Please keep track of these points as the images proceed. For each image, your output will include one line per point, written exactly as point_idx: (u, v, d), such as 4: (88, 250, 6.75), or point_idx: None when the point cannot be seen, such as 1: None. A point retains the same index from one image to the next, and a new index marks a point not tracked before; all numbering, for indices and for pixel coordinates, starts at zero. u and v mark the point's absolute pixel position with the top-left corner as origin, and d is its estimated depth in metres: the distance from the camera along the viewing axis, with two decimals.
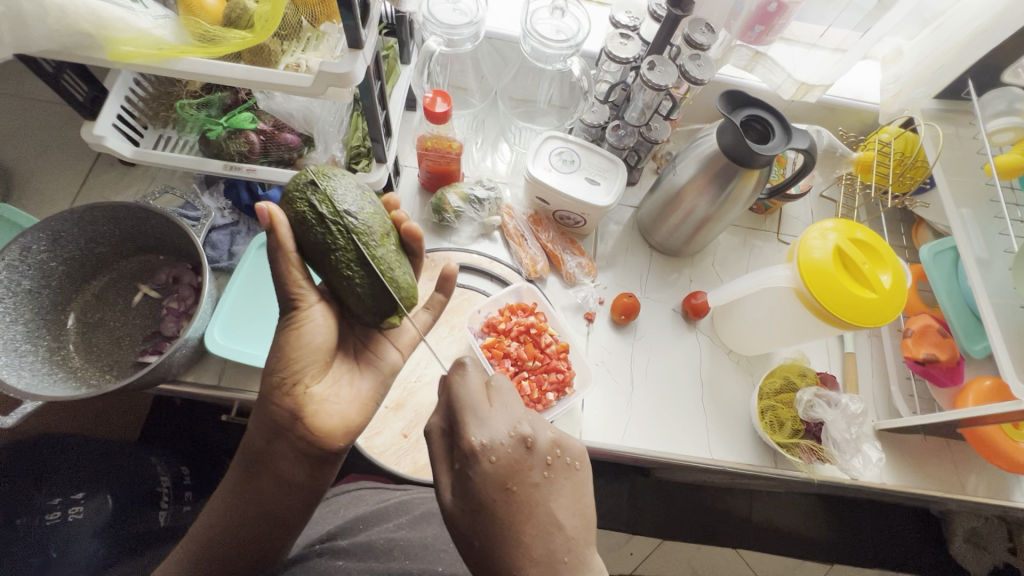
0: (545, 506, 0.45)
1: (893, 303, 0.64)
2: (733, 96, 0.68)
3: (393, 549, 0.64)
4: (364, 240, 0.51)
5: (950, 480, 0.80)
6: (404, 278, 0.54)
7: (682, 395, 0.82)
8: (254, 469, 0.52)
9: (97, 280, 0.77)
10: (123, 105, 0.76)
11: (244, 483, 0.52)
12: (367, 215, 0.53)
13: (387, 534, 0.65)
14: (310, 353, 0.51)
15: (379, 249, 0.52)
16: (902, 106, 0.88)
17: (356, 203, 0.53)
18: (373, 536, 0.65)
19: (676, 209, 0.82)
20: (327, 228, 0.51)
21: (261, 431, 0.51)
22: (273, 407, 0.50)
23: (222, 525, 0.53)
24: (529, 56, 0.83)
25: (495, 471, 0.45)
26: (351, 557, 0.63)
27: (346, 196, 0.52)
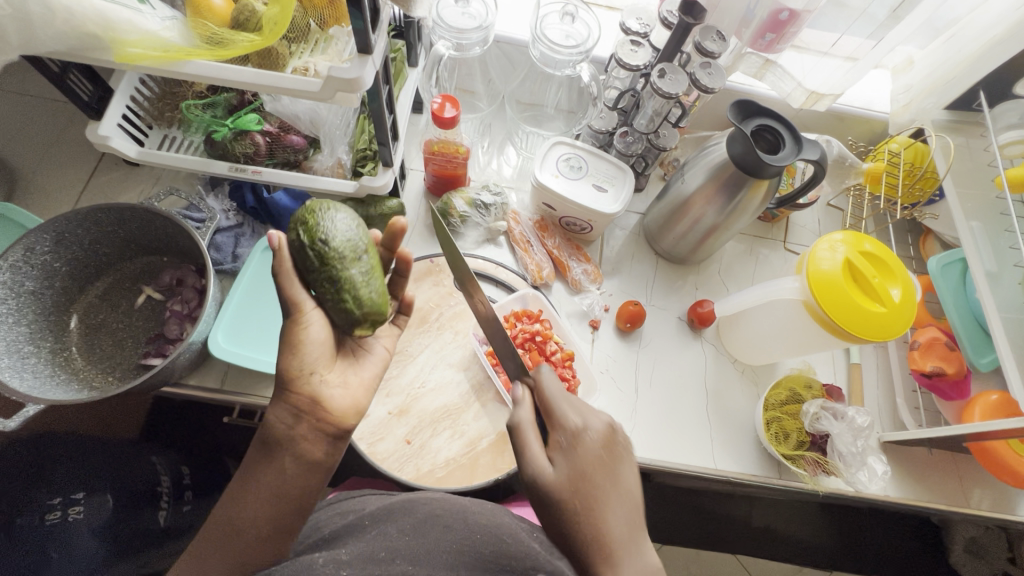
0: (626, 481, 0.51)
1: (902, 317, 0.64)
2: (744, 105, 0.68)
3: (397, 557, 0.53)
4: (333, 265, 0.51)
5: (955, 494, 0.80)
6: (369, 297, 0.52)
7: (686, 404, 0.81)
8: (272, 457, 0.49)
9: (99, 281, 0.77)
10: (129, 104, 0.75)
11: (259, 473, 0.49)
12: (345, 238, 0.52)
13: (391, 544, 0.54)
14: (316, 348, 0.51)
15: (348, 271, 0.51)
16: (912, 117, 0.87)
17: (336, 228, 0.52)
18: (374, 545, 0.54)
19: (682, 217, 0.82)
20: (307, 253, 0.51)
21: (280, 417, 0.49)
22: (293, 392, 0.49)
23: (235, 522, 0.48)
24: (538, 61, 0.82)
25: (587, 460, 0.50)
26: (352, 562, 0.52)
27: (331, 222, 0.52)
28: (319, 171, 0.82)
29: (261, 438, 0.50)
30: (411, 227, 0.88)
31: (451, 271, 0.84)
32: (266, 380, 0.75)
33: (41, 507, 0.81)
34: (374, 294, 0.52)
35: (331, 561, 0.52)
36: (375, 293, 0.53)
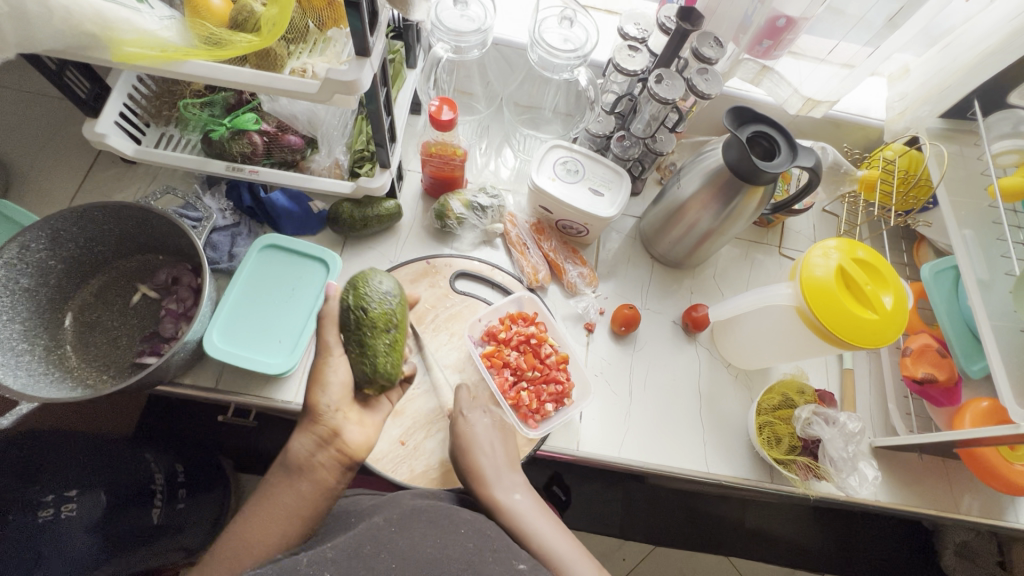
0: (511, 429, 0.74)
1: (894, 324, 0.64)
2: (740, 112, 0.68)
3: (383, 550, 0.47)
4: (364, 327, 0.56)
5: (945, 499, 0.80)
6: (387, 365, 0.56)
7: (680, 408, 0.82)
8: (294, 482, 0.52)
9: (95, 278, 0.77)
10: (126, 102, 0.75)
11: (278, 495, 0.51)
12: (383, 307, 0.57)
13: (375, 533, 0.49)
14: (338, 389, 0.56)
15: (375, 338, 0.56)
16: (907, 124, 0.88)
17: (378, 298, 0.58)
18: (358, 538, 0.48)
19: (678, 222, 0.82)
20: (350, 314, 0.57)
21: (304, 445, 0.53)
22: (316, 424, 0.54)
23: (249, 539, 0.49)
24: (536, 65, 0.82)
25: (474, 440, 0.68)
26: (337, 563, 0.45)
27: (377, 292, 0.58)
28: (317, 172, 0.82)
29: (282, 463, 0.53)
30: (407, 228, 0.88)
31: (447, 272, 0.84)
32: (262, 380, 0.75)
33: (31, 503, 0.77)
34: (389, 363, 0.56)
35: (316, 561, 0.45)
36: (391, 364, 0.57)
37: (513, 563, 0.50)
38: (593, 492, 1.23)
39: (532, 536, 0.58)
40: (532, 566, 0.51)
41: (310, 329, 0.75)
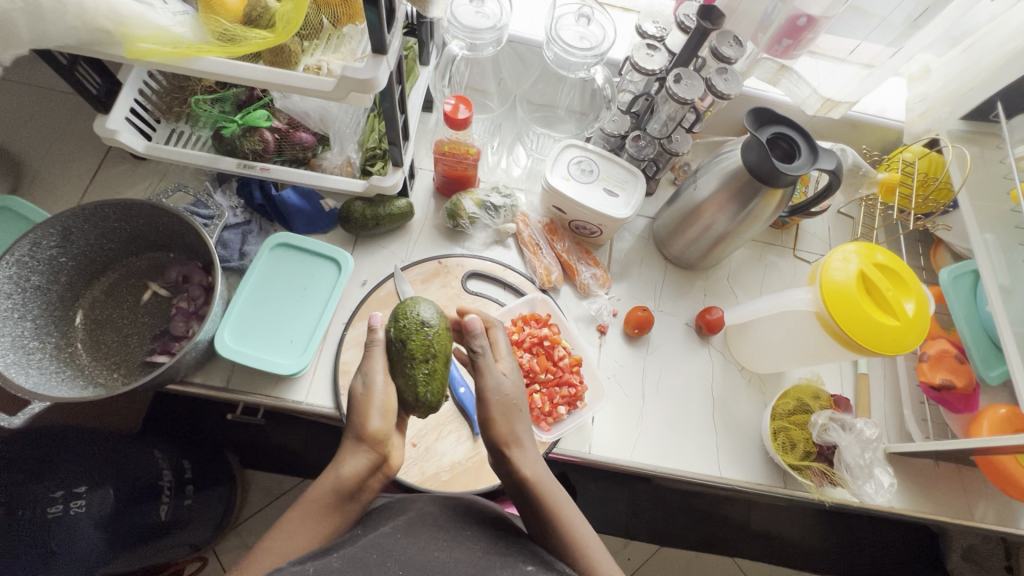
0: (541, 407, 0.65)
1: (915, 330, 0.63)
2: (760, 113, 0.67)
3: (390, 559, 0.46)
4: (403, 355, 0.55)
5: (959, 506, 0.79)
6: (428, 394, 0.54)
7: (693, 412, 0.81)
8: (343, 505, 0.51)
9: (105, 276, 0.76)
10: (137, 98, 0.74)
11: (326, 518, 0.50)
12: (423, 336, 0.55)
13: (379, 542, 0.48)
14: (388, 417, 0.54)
15: (417, 370, 0.54)
16: (928, 126, 0.87)
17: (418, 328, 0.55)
18: (363, 546, 0.47)
19: (693, 223, 0.81)
20: (395, 343, 0.55)
21: (358, 468, 0.51)
22: (372, 447, 0.52)
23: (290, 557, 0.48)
24: (552, 63, 0.81)
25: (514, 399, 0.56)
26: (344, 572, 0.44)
27: (417, 320, 0.56)
28: (329, 169, 0.81)
29: (334, 485, 0.51)
30: (418, 227, 0.87)
31: (459, 272, 0.83)
32: (273, 379, 0.75)
33: (41, 500, 0.78)
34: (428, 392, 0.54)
35: (322, 570, 0.44)
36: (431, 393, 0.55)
37: (521, 565, 0.48)
38: (599, 493, 1.22)
39: (558, 516, 0.52)
40: (540, 564, 0.49)
41: (322, 329, 0.75)
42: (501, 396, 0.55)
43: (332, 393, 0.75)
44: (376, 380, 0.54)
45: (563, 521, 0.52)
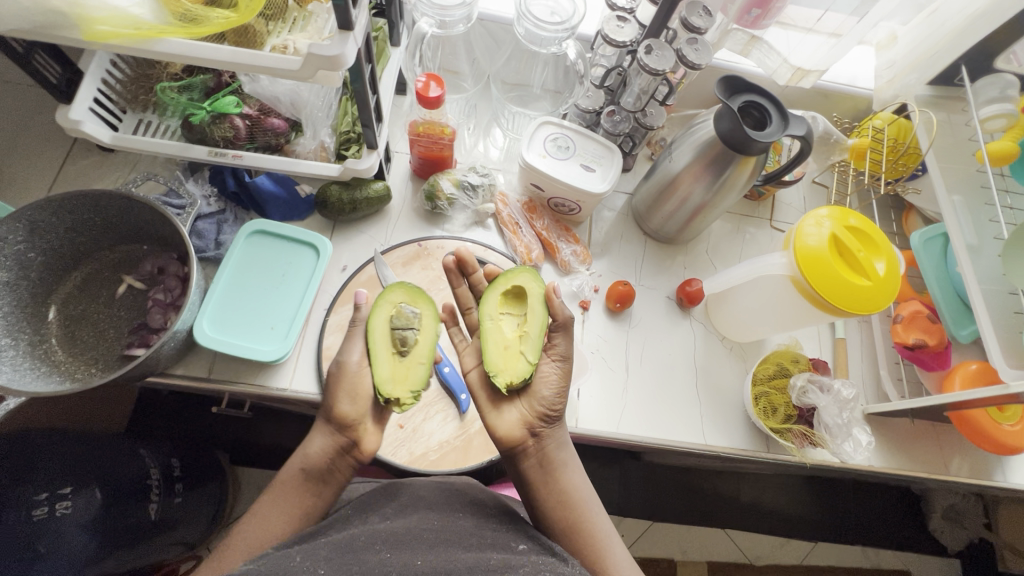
0: None
1: (886, 290, 0.65)
2: (731, 81, 0.68)
3: (377, 540, 0.50)
4: (397, 356, 0.59)
5: (934, 461, 0.82)
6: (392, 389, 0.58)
7: (677, 381, 0.82)
8: (316, 484, 0.54)
9: (78, 270, 0.75)
10: (100, 87, 0.73)
11: (298, 496, 0.53)
12: (413, 332, 0.61)
13: (372, 531, 0.52)
14: (357, 404, 0.56)
15: (381, 363, 0.58)
16: (896, 92, 0.88)
17: (408, 324, 0.61)
18: (352, 535, 0.51)
19: (671, 196, 0.82)
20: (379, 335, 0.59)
21: (326, 448, 0.55)
22: (339, 430, 0.55)
23: (267, 535, 0.51)
24: (523, 39, 0.81)
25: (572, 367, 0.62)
26: (331, 561, 0.46)
27: (405, 321, 0.61)
28: (302, 154, 0.80)
29: (302, 463, 0.54)
30: (396, 211, 0.87)
31: (440, 254, 0.83)
32: (255, 368, 0.74)
33: (26, 502, 0.76)
34: (534, 359, 0.62)
35: (309, 557, 0.46)
36: (538, 358, 0.62)
37: (512, 544, 0.51)
38: (593, 471, 1.24)
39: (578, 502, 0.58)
40: (533, 544, 0.52)
41: (302, 315, 0.74)
42: (564, 370, 0.62)
43: (316, 379, 0.74)
44: (349, 361, 0.57)
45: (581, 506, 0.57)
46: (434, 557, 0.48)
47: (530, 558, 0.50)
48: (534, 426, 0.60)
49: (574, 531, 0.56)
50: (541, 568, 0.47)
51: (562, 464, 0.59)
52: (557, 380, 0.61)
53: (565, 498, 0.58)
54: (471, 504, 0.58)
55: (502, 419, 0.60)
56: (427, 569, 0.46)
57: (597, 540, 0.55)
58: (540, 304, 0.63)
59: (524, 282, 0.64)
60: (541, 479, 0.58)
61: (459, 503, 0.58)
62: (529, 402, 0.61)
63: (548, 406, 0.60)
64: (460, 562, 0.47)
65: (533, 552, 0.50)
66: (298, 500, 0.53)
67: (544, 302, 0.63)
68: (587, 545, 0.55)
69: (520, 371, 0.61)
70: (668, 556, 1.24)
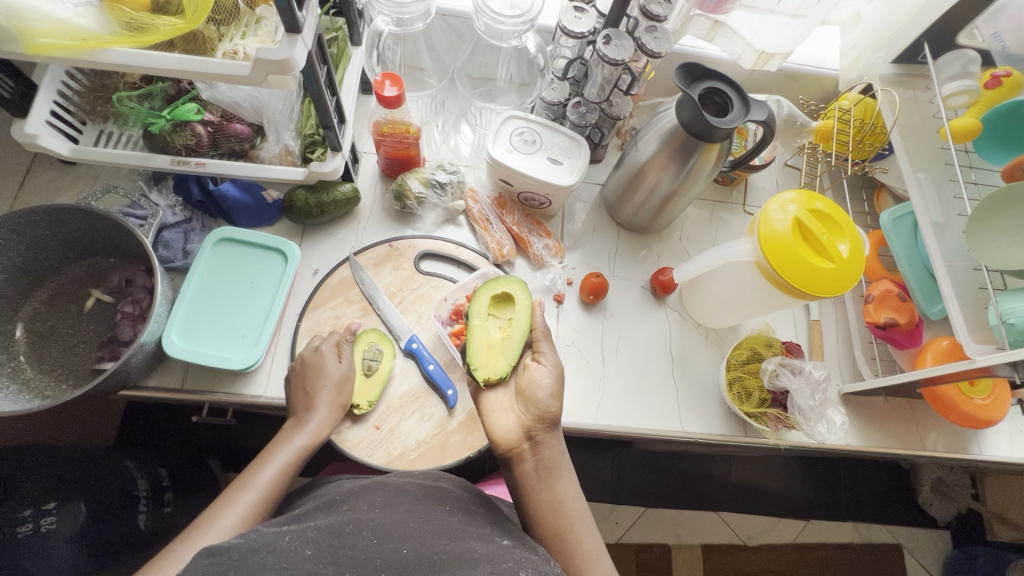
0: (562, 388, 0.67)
1: (852, 271, 0.65)
2: (690, 69, 0.67)
3: (366, 528, 0.49)
4: (364, 376, 0.74)
5: (911, 438, 0.83)
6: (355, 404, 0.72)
7: (653, 370, 0.83)
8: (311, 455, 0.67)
9: (44, 286, 0.74)
10: (57, 100, 0.71)
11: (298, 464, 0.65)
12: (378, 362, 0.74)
13: (361, 516, 0.51)
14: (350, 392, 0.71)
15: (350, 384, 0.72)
16: (861, 72, 0.88)
17: (376, 355, 0.75)
18: (338, 522, 0.50)
19: (639, 186, 0.82)
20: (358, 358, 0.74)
21: (329, 428, 0.68)
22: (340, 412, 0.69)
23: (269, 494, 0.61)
24: (483, 34, 0.80)
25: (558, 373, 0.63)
26: (318, 543, 0.47)
27: (373, 353, 0.75)
28: (267, 159, 0.80)
29: (313, 440, 0.66)
30: (366, 212, 0.86)
31: (411, 254, 0.83)
32: (229, 376, 0.74)
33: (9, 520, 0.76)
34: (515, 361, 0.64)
35: (297, 539, 0.47)
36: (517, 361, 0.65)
37: (496, 540, 0.51)
38: (582, 461, 1.25)
39: (566, 511, 0.58)
40: (515, 541, 0.52)
41: (273, 321, 0.74)
42: (557, 372, 0.63)
43: None
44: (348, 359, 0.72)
45: (569, 515, 0.57)
46: (421, 545, 0.48)
47: (512, 552, 0.50)
48: (532, 431, 0.60)
49: (559, 538, 0.56)
50: (523, 563, 0.47)
51: (557, 471, 0.59)
52: (551, 383, 0.62)
53: (555, 505, 0.58)
54: (453, 497, 0.58)
55: (499, 423, 0.61)
56: (412, 558, 0.46)
57: (579, 552, 0.56)
58: (525, 313, 0.67)
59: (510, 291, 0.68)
60: (536, 485, 0.58)
61: (440, 494, 0.58)
62: (525, 406, 0.61)
63: (544, 412, 0.60)
64: (442, 553, 0.47)
65: (516, 548, 0.51)
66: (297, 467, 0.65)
67: (529, 312, 0.67)
68: (569, 552, 0.56)
69: (500, 369, 0.64)
70: (663, 541, 1.25)
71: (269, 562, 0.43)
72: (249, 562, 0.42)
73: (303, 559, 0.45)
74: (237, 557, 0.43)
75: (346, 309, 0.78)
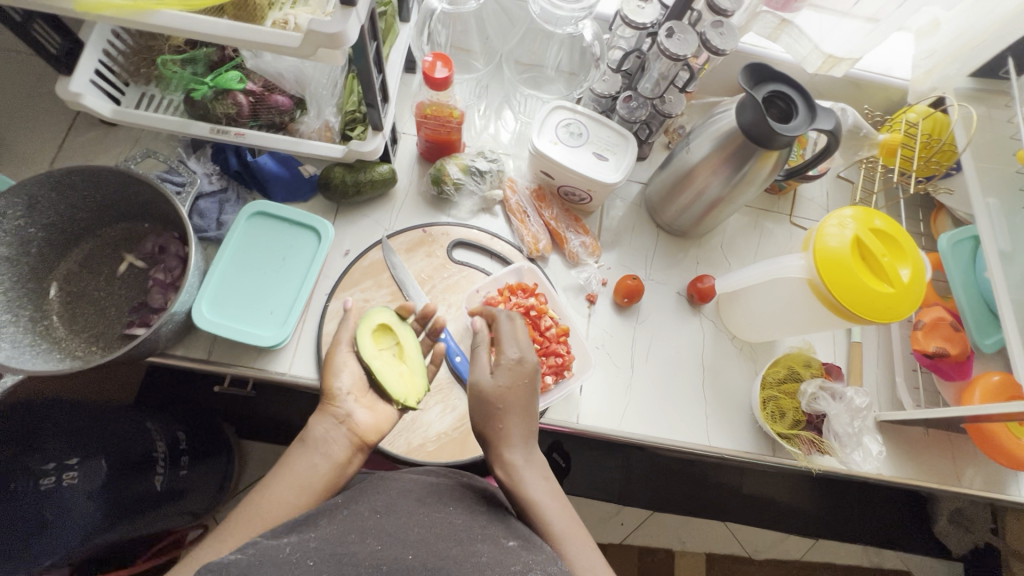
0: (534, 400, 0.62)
1: (910, 297, 0.61)
2: (756, 70, 0.63)
3: (369, 537, 0.47)
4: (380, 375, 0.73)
5: (947, 472, 0.79)
6: None
7: (682, 381, 0.80)
8: (310, 459, 0.55)
9: (79, 247, 0.74)
10: (102, 59, 0.70)
11: (298, 471, 0.54)
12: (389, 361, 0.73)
13: (362, 524, 0.48)
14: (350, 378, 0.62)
15: None
16: (934, 85, 0.83)
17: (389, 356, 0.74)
18: (341, 530, 0.48)
19: (686, 189, 0.78)
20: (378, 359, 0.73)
21: (322, 423, 0.57)
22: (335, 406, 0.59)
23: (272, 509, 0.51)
24: (537, 18, 0.78)
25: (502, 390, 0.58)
26: (321, 551, 0.44)
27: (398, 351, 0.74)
28: (306, 134, 0.79)
29: (303, 436, 0.57)
30: (402, 194, 0.85)
31: (445, 241, 0.81)
32: (254, 352, 0.74)
33: (33, 471, 0.73)
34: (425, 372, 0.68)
35: (298, 549, 0.44)
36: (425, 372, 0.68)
37: (501, 540, 0.48)
38: (592, 462, 1.23)
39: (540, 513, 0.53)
40: (522, 540, 0.50)
41: (302, 300, 0.73)
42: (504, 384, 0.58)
43: (316, 366, 0.73)
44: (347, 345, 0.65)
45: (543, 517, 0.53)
46: (426, 549, 0.45)
47: (517, 554, 0.47)
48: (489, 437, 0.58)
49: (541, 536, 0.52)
50: (533, 569, 0.45)
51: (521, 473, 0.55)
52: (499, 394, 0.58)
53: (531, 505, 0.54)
54: (467, 496, 0.56)
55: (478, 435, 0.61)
56: (417, 562, 0.44)
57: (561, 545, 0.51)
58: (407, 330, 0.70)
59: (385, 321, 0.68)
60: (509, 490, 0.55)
61: (455, 492, 0.56)
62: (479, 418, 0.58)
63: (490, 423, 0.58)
64: (449, 558, 0.45)
65: (522, 550, 0.48)
66: (299, 476, 0.53)
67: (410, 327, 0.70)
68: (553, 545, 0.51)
69: (420, 386, 0.66)
70: (667, 546, 1.23)
71: (273, 568, 0.41)
72: (252, 570, 0.40)
73: (305, 569, 0.42)
74: (240, 568, 0.40)
75: (375, 293, 0.76)
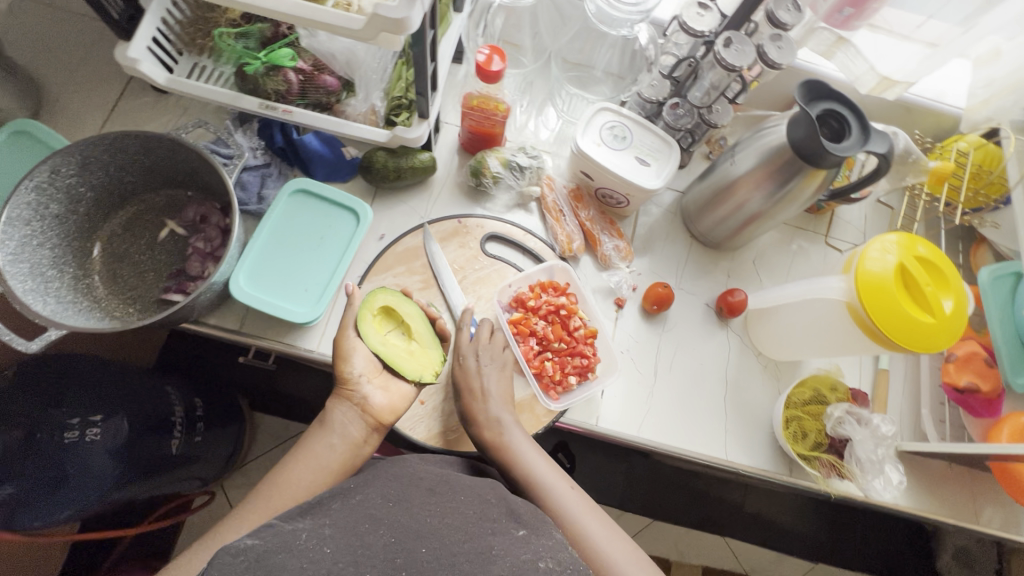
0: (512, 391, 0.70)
1: (949, 329, 0.60)
2: (812, 86, 0.63)
3: (383, 527, 0.47)
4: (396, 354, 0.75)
5: (962, 507, 0.78)
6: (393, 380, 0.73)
7: (704, 392, 0.80)
8: (327, 444, 0.59)
9: (124, 209, 0.75)
10: (160, 27, 0.71)
11: (316, 452, 0.58)
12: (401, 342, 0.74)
13: (374, 513, 0.48)
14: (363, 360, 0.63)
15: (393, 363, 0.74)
16: (990, 114, 0.80)
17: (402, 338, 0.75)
18: (354, 516, 0.48)
19: (725, 200, 0.78)
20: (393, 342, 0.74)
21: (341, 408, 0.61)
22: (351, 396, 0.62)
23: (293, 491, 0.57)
24: (593, 17, 0.78)
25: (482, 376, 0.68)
26: (335, 539, 0.44)
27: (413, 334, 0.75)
28: (352, 116, 0.79)
29: (322, 419, 0.61)
30: (439, 183, 0.85)
31: (479, 233, 0.81)
32: (284, 326, 0.75)
33: (58, 425, 0.72)
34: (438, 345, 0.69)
35: (315, 535, 0.44)
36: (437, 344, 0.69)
37: (512, 529, 0.49)
38: (598, 465, 1.23)
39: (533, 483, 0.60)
40: (532, 530, 0.50)
41: (336, 281, 0.74)
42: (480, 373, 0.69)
43: None
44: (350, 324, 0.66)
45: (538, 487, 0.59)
46: (438, 540, 0.46)
47: (529, 544, 0.48)
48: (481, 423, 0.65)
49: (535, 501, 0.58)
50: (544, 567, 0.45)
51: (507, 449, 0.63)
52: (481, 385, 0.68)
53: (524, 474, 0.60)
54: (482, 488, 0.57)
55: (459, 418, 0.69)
56: (430, 558, 0.44)
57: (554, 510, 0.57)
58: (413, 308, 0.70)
59: (387, 303, 0.68)
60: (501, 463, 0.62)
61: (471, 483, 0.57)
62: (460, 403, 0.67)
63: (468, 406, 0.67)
64: (461, 553, 0.45)
65: (533, 539, 0.48)
66: (318, 457, 0.58)
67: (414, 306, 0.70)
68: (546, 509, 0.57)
69: (435, 358, 0.68)
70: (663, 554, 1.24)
71: (288, 559, 0.41)
72: (267, 560, 0.41)
73: (322, 558, 0.42)
74: (255, 557, 0.41)
75: (407, 279, 0.77)
